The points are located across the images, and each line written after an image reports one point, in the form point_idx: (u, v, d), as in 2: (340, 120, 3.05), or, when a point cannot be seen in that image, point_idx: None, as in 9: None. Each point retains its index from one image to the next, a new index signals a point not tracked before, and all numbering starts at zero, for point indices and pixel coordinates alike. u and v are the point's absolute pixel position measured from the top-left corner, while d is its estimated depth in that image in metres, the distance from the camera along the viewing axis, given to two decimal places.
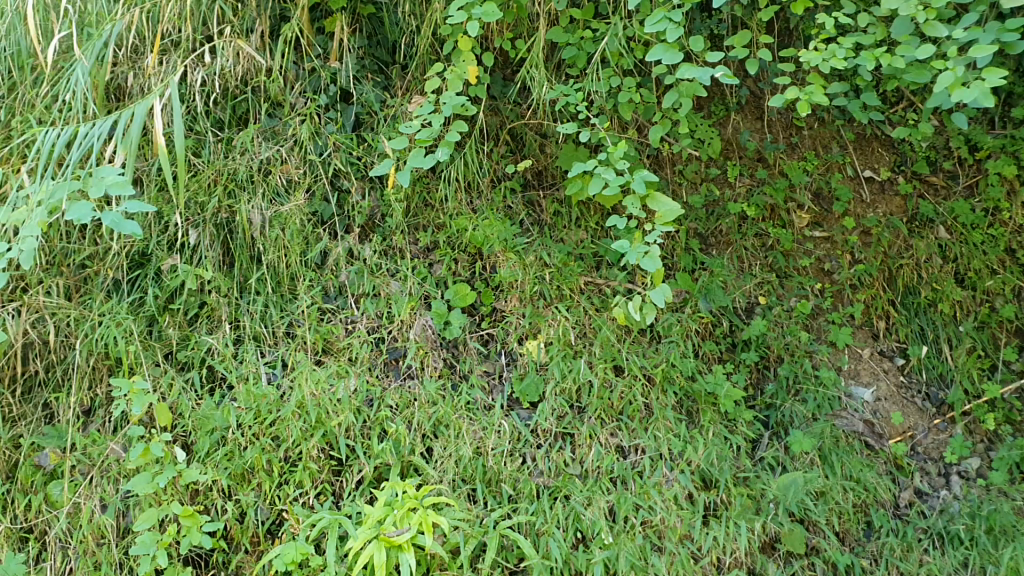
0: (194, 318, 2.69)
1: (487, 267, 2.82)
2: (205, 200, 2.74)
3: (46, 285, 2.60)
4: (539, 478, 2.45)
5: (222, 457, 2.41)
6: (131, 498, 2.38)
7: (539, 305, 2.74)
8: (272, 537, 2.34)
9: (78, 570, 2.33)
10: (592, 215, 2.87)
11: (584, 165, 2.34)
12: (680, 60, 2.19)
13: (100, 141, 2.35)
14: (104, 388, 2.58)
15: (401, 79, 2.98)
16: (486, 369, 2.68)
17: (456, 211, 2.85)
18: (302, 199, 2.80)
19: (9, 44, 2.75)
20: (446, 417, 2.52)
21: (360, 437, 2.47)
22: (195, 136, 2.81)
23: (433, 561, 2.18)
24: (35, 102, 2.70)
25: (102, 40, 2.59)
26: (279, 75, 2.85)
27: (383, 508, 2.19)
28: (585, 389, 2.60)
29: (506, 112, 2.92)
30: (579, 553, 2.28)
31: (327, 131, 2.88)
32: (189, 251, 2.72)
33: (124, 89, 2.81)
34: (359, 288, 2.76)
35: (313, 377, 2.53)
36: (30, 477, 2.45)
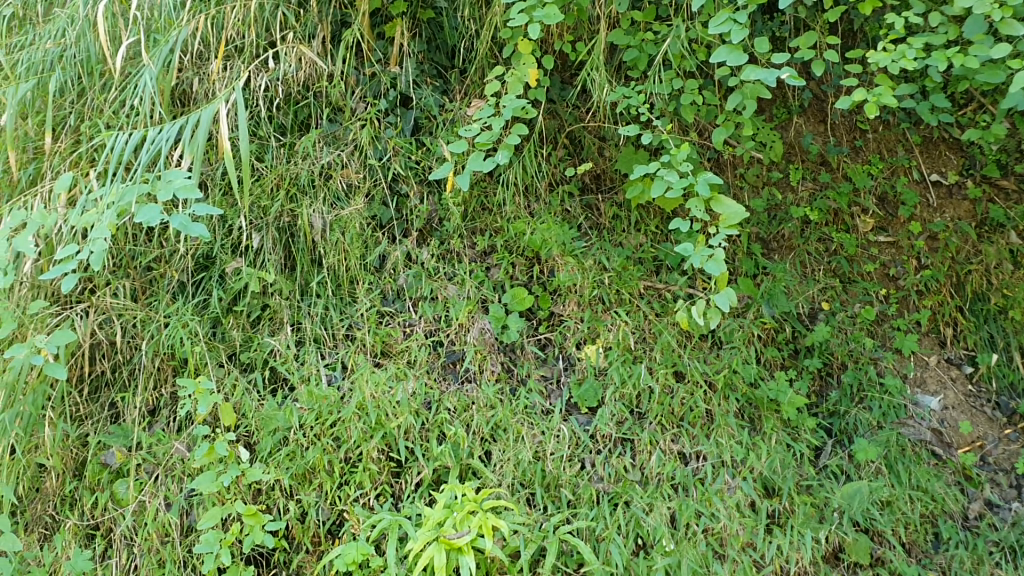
0: (257, 319, 2.73)
1: (545, 271, 2.80)
2: (268, 205, 2.77)
3: (113, 286, 2.66)
4: (600, 484, 2.44)
5: (285, 457, 2.43)
6: (195, 496, 2.43)
7: (598, 310, 2.72)
8: (333, 538, 2.35)
9: (143, 567, 2.37)
10: (651, 219, 2.85)
11: (647, 168, 2.33)
12: (744, 62, 2.16)
13: (168, 145, 2.40)
14: (169, 389, 2.63)
15: (459, 83, 3.00)
16: (544, 373, 2.67)
17: (514, 215, 2.84)
18: (361, 203, 2.82)
19: (79, 51, 2.75)
20: (504, 421, 2.52)
21: (420, 439, 2.48)
22: (259, 140, 2.85)
23: (493, 564, 2.18)
24: (103, 108, 2.76)
25: (169, 46, 2.64)
26: (340, 81, 2.88)
27: (443, 510, 2.19)
28: (645, 395, 2.58)
29: (565, 115, 2.91)
30: (640, 559, 2.26)
31: (386, 135, 2.89)
32: (252, 254, 2.76)
33: (189, 95, 2.87)
34: (418, 291, 2.77)
35: (373, 379, 2.55)
36: (97, 475, 2.49)
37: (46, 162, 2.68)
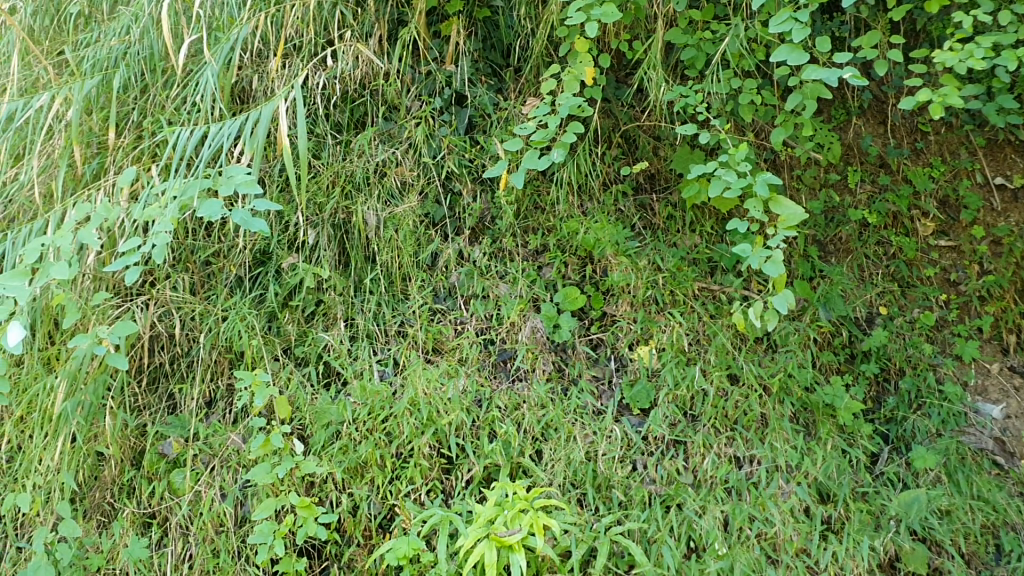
0: (311, 315, 2.76)
1: (598, 270, 2.78)
2: (324, 201, 2.80)
3: (172, 280, 2.70)
4: (651, 486, 2.43)
5: (338, 450, 2.46)
6: (250, 487, 2.46)
7: (652, 310, 2.70)
8: (384, 532, 2.37)
9: (198, 556, 2.40)
10: (707, 219, 2.82)
11: (705, 168, 2.32)
12: (806, 61, 2.13)
13: (230, 141, 2.44)
14: (226, 381, 2.67)
15: (514, 82, 2.97)
16: (596, 374, 2.66)
17: (567, 214, 2.82)
18: (415, 201, 2.84)
19: (142, 48, 2.80)
20: (556, 420, 2.51)
21: (470, 436, 2.49)
22: (316, 138, 2.87)
23: (543, 563, 2.18)
24: (165, 104, 2.81)
25: (229, 44, 2.66)
26: (396, 79, 2.89)
27: (493, 508, 2.19)
28: (699, 398, 2.56)
29: (620, 114, 2.88)
30: (692, 561, 2.25)
31: (441, 133, 2.90)
32: (308, 250, 2.79)
33: (248, 92, 2.89)
34: (469, 289, 2.78)
35: (425, 375, 2.57)
36: (154, 465, 2.54)
37: (109, 157, 2.74)
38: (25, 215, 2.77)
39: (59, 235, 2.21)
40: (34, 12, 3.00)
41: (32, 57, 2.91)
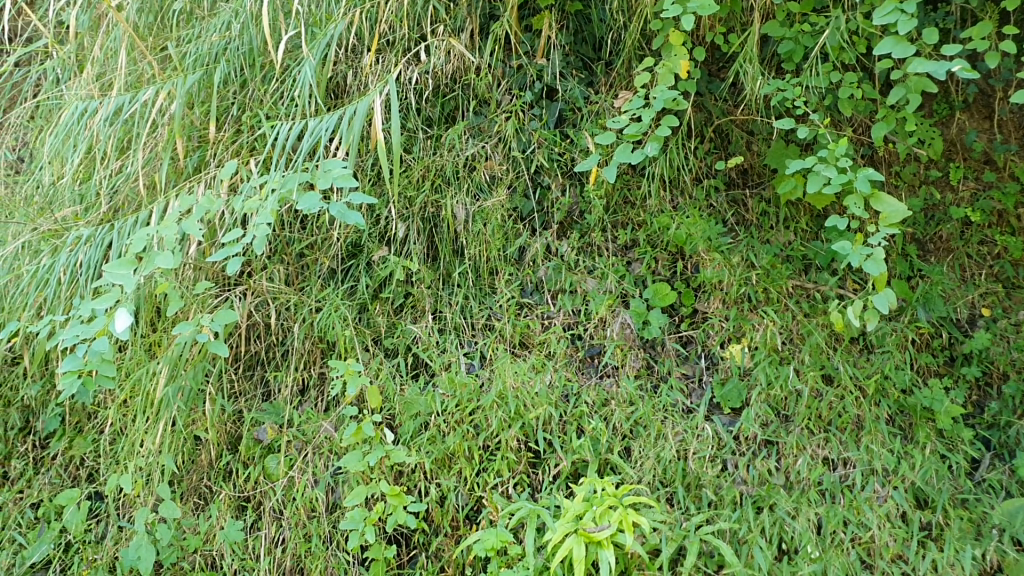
0: (400, 307, 2.80)
1: (689, 266, 2.75)
2: (414, 195, 2.83)
3: (269, 271, 2.77)
4: (742, 486, 2.40)
5: (426, 440, 2.49)
6: (340, 474, 2.51)
7: (744, 308, 2.66)
8: (471, 523, 2.41)
9: (291, 540, 2.46)
10: (802, 216, 2.75)
11: (803, 163, 2.30)
12: (912, 54, 2.06)
13: (327, 135, 2.49)
14: (318, 369, 2.72)
15: (605, 75, 2.94)
16: (685, 372, 2.63)
17: (659, 209, 2.79)
18: (503, 195, 2.84)
19: (242, 43, 2.85)
20: (646, 417, 2.50)
21: (558, 430, 2.49)
22: (408, 132, 2.90)
23: (633, 560, 2.18)
24: (264, 99, 2.88)
25: (327, 39, 2.72)
26: (488, 74, 2.89)
27: (582, 503, 2.18)
28: (792, 398, 2.51)
29: (713, 108, 2.83)
30: (784, 564, 2.23)
31: (531, 127, 2.89)
32: (398, 243, 2.83)
33: (343, 87, 2.93)
34: (557, 284, 2.77)
35: (513, 368, 2.58)
36: (250, 450, 2.62)
37: (211, 151, 2.83)
38: (131, 206, 2.89)
39: (164, 225, 2.30)
40: (141, 10, 3.06)
41: (137, 53, 3.00)
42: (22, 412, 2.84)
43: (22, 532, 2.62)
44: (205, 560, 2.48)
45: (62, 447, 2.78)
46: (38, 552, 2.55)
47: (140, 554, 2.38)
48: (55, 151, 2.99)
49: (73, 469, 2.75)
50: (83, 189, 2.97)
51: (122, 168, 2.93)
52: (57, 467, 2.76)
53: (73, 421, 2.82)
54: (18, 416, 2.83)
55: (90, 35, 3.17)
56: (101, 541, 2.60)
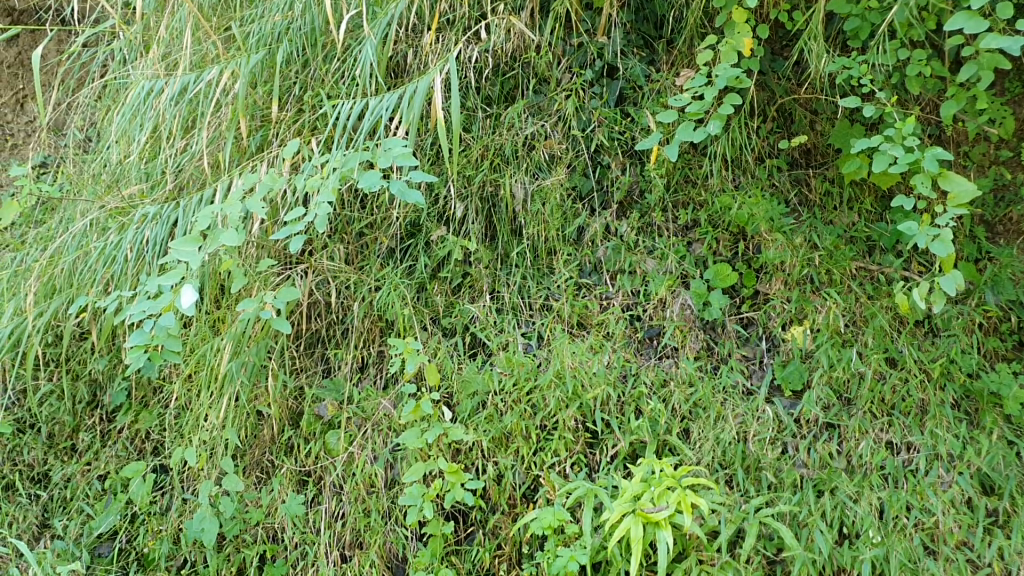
0: (458, 286, 2.81)
1: (751, 247, 2.70)
2: (472, 174, 2.83)
3: (329, 250, 2.80)
4: (802, 469, 2.38)
5: (484, 419, 2.52)
6: (399, 451, 2.54)
7: (806, 290, 2.62)
8: (528, 502, 2.42)
9: (350, 515, 2.51)
10: (866, 197, 2.70)
11: (869, 142, 2.25)
12: (985, 29, 2.00)
13: (388, 114, 2.51)
14: (377, 348, 2.75)
15: (666, 54, 2.88)
16: (746, 354, 2.61)
17: (720, 188, 2.75)
18: (562, 174, 2.83)
19: (304, 23, 2.88)
20: (705, 399, 2.49)
21: (615, 411, 2.49)
22: (467, 112, 2.89)
23: (691, 542, 2.19)
24: (325, 78, 2.91)
25: (388, 19, 2.72)
26: (548, 52, 2.87)
27: (641, 484, 2.20)
28: (855, 380, 2.48)
29: (776, 87, 2.77)
30: (844, 549, 2.22)
31: (591, 106, 2.86)
32: (456, 223, 2.84)
33: (403, 67, 2.96)
34: (616, 265, 2.75)
35: (571, 348, 2.58)
36: (311, 426, 2.67)
37: (273, 130, 2.87)
38: (195, 184, 2.94)
39: (228, 203, 2.34)
40: None
41: (201, 33, 3.04)
42: (90, 385, 2.92)
43: (90, 503, 2.72)
44: (267, 532, 2.56)
45: (128, 421, 2.85)
46: (106, 523, 2.64)
47: (203, 527, 2.47)
48: (122, 130, 3.06)
49: (138, 443, 2.83)
50: (150, 168, 3.04)
51: (186, 147, 2.98)
52: (123, 440, 2.83)
53: (139, 395, 2.89)
54: (86, 389, 2.91)
55: (155, 15, 3.21)
56: (166, 513, 2.67)
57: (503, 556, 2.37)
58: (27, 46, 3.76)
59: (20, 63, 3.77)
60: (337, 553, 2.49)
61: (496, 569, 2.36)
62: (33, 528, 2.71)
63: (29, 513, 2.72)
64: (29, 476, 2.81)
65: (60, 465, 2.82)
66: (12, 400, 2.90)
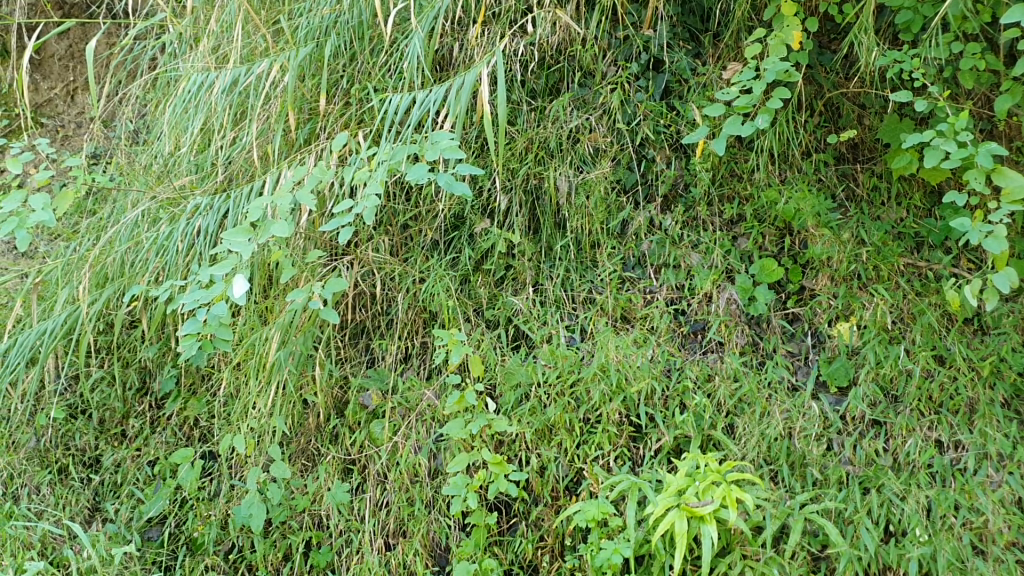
0: (501, 279, 2.82)
1: (797, 243, 2.69)
2: (517, 166, 2.83)
3: (375, 242, 2.82)
4: (848, 466, 2.38)
5: (528, 411, 2.53)
6: (442, 441, 2.58)
7: (853, 286, 2.60)
8: (571, 494, 2.44)
9: (394, 503, 2.55)
10: (914, 192, 2.65)
11: (920, 137, 2.23)
12: None
13: (436, 106, 2.53)
14: (421, 339, 2.78)
15: (713, 47, 2.86)
16: (791, 350, 2.59)
17: (766, 183, 2.73)
18: (607, 167, 2.82)
19: (352, 16, 2.89)
20: (750, 394, 2.49)
21: (660, 405, 2.50)
22: (512, 105, 2.89)
23: (734, 536, 2.21)
24: (372, 71, 2.94)
25: (434, 12, 2.73)
26: (593, 45, 2.85)
27: (685, 478, 2.19)
28: (902, 377, 2.46)
29: (824, 81, 2.74)
30: (890, 547, 2.21)
31: (636, 99, 2.85)
32: (500, 216, 2.85)
33: (448, 60, 2.96)
34: (661, 258, 2.75)
35: (615, 341, 2.59)
36: (356, 415, 2.70)
37: (321, 123, 2.91)
38: (244, 176, 2.98)
39: (278, 195, 2.37)
40: None
41: (251, 27, 3.08)
42: (140, 372, 2.97)
43: (140, 487, 2.78)
44: (313, 519, 2.62)
45: (177, 408, 2.90)
46: (156, 507, 2.70)
47: (251, 512, 2.53)
48: (175, 122, 3.11)
49: (187, 429, 2.87)
50: (200, 160, 3.09)
51: (237, 139, 3.02)
52: (172, 426, 2.88)
53: (187, 382, 2.93)
54: (136, 376, 2.97)
55: (204, 9, 3.25)
56: (214, 498, 2.72)
57: (546, 547, 2.39)
58: (78, 39, 3.86)
59: (71, 54, 3.85)
60: (381, 540, 2.54)
61: (539, 560, 2.39)
62: (85, 511, 2.77)
63: (82, 496, 2.79)
64: (81, 460, 2.87)
65: (112, 450, 2.88)
66: (65, 386, 2.97)
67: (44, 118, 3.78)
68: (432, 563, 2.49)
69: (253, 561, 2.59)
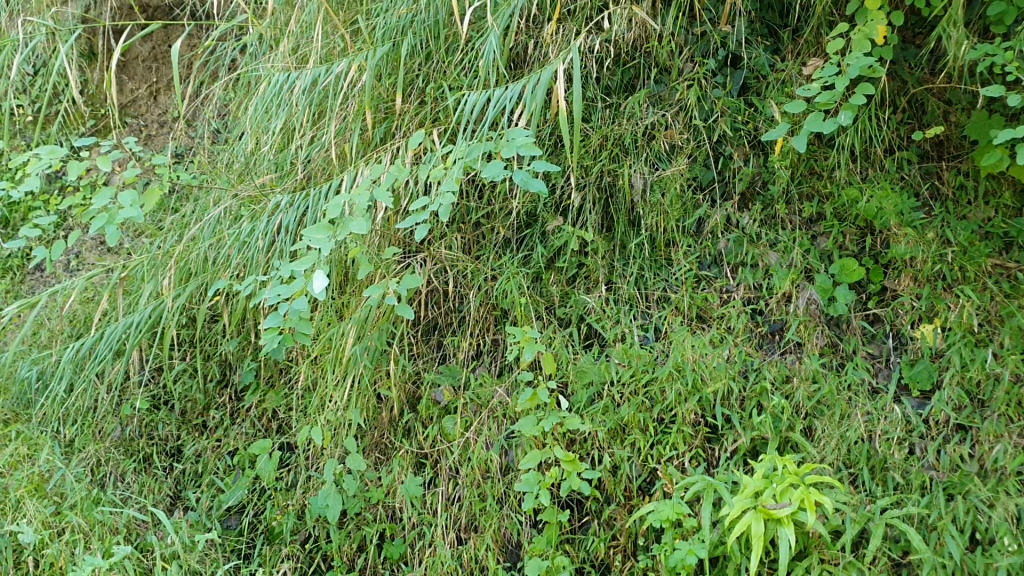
0: (573, 277, 2.81)
1: (879, 242, 2.61)
2: (591, 164, 2.82)
3: (447, 240, 2.85)
4: (932, 471, 2.32)
5: (600, 410, 2.53)
6: (514, 438, 2.59)
7: (938, 287, 2.51)
8: (645, 494, 2.44)
9: (466, 498, 2.57)
10: (1004, 191, 2.53)
11: (1013, 134, 2.16)
12: None
13: (511, 104, 2.53)
14: (492, 336, 2.79)
15: (793, 43, 2.76)
16: (871, 351, 2.54)
17: (847, 181, 2.66)
18: (683, 164, 2.78)
19: (429, 16, 2.91)
20: (829, 397, 2.45)
21: (737, 406, 2.48)
22: (587, 102, 2.88)
23: (813, 540, 2.19)
24: (448, 70, 2.96)
25: (511, 10, 2.73)
26: (669, 42, 2.82)
27: (762, 480, 2.17)
28: (990, 381, 2.37)
29: (908, 77, 2.64)
30: (977, 555, 2.14)
31: (714, 95, 2.80)
32: (574, 212, 2.84)
33: (523, 58, 2.96)
34: (737, 257, 2.70)
35: (692, 342, 2.57)
36: (428, 410, 2.74)
37: (397, 122, 2.94)
38: (323, 174, 3.03)
39: (356, 193, 2.41)
40: None
41: (330, 27, 3.12)
42: (220, 365, 3.05)
43: (220, 477, 2.85)
44: (386, 512, 2.65)
45: (256, 400, 2.95)
46: (234, 496, 2.76)
47: (328, 503, 2.58)
48: (257, 122, 3.17)
49: (265, 421, 2.93)
50: (280, 158, 3.15)
51: (317, 138, 3.06)
52: (252, 418, 2.95)
53: (266, 375, 2.98)
54: (217, 368, 3.04)
55: (284, 10, 3.29)
56: (291, 489, 2.77)
57: (619, 547, 2.39)
58: (160, 41, 3.96)
59: (153, 56, 3.96)
60: (454, 535, 2.56)
61: (611, 559, 2.39)
62: (167, 499, 2.85)
63: (164, 484, 2.86)
64: (164, 450, 2.95)
65: (193, 440, 2.95)
66: (148, 378, 3.05)
67: (129, 118, 3.90)
68: (504, 559, 2.51)
69: (329, 551, 2.63)
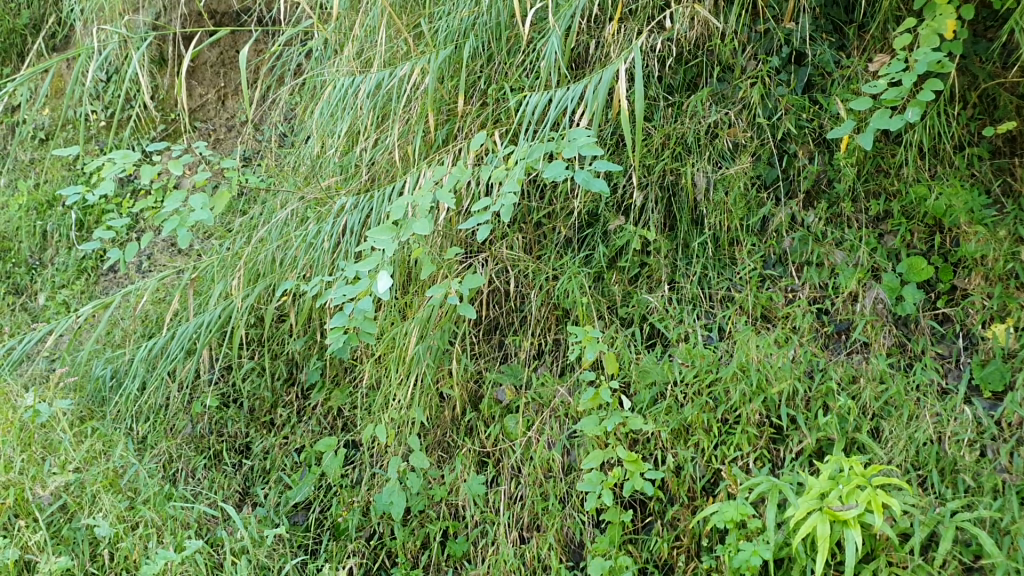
0: (636, 276, 2.82)
1: (949, 240, 2.55)
2: (653, 162, 2.83)
3: (509, 240, 2.87)
4: (1005, 474, 2.25)
5: (663, 411, 2.54)
6: (576, 437, 2.60)
7: (1011, 286, 2.44)
8: (708, 495, 2.43)
9: (529, 497, 2.59)
10: None
11: None
12: None
13: (573, 104, 2.53)
14: (554, 335, 2.80)
15: (858, 39, 2.70)
16: (941, 351, 2.49)
17: (915, 178, 2.60)
18: (747, 162, 2.76)
19: (490, 18, 2.94)
20: (897, 398, 2.41)
21: (802, 407, 2.46)
22: (649, 102, 2.88)
23: (880, 543, 2.17)
24: (509, 71, 2.99)
25: (572, 11, 2.75)
26: (732, 40, 2.80)
27: (827, 481, 2.15)
28: None
29: (978, 71, 2.56)
30: None
31: (778, 93, 2.77)
32: (635, 212, 2.84)
33: (584, 58, 2.96)
34: (803, 256, 2.68)
35: (756, 342, 2.56)
36: (491, 409, 2.77)
37: (458, 124, 2.97)
38: (386, 176, 3.07)
39: (419, 194, 2.44)
40: None
41: (393, 31, 3.15)
42: (288, 364, 3.11)
43: (287, 473, 2.91)
44: (449, 509, 2.69)
45: (322, 398, 3.00)
46: (301, 493, 2.82)
47: (392, 500, 2.62)
48: (322, 125, 3.23)
49: (330, 419, 2.98)
50: (344, 162, 3.18)
51: (380, 140, 3.11)
52: (317, 416, 3.00)
53: (331, 374, 3.03)
54: (284, 367, 3.10)
55: (349, 14, 3.33)
56: (356, 486, 2.82)
57: (681, 547, 2.39)
58: (228, 46, 4.06)
59: (222, 61, 4.06)
60: (516, 533, 2.57)
61: (674, 560, 2.39)
62: (236, 495, 2.91)
63: (233, 481, 2.93)
64: (233, 447, 3.03)
65: (261, 438, 3.01)
66: (218, 376, 3.14)
67: (197, 122, 4.00)
68: (566, 558, 2.52)
69: (393, 547, 2.68)
